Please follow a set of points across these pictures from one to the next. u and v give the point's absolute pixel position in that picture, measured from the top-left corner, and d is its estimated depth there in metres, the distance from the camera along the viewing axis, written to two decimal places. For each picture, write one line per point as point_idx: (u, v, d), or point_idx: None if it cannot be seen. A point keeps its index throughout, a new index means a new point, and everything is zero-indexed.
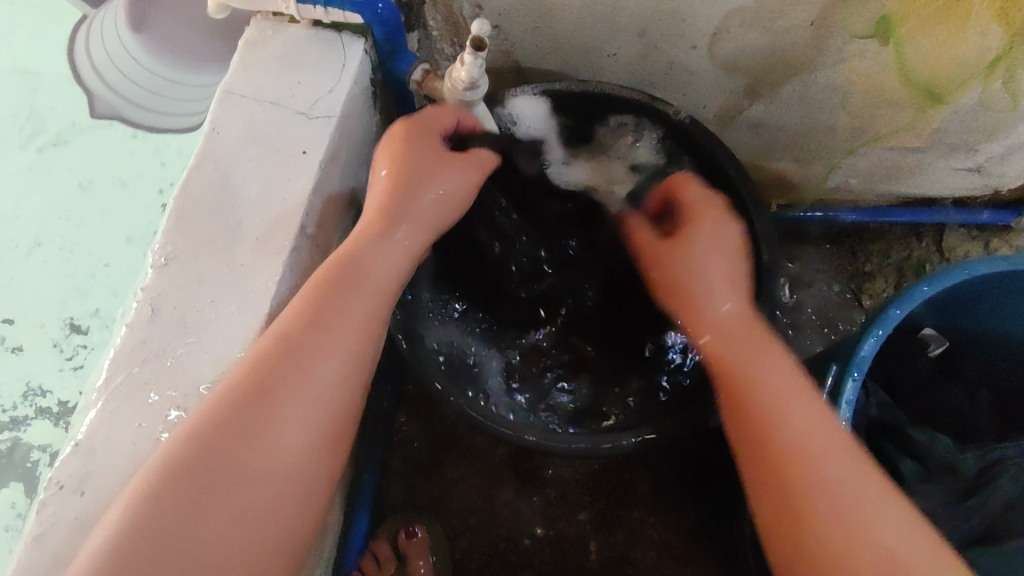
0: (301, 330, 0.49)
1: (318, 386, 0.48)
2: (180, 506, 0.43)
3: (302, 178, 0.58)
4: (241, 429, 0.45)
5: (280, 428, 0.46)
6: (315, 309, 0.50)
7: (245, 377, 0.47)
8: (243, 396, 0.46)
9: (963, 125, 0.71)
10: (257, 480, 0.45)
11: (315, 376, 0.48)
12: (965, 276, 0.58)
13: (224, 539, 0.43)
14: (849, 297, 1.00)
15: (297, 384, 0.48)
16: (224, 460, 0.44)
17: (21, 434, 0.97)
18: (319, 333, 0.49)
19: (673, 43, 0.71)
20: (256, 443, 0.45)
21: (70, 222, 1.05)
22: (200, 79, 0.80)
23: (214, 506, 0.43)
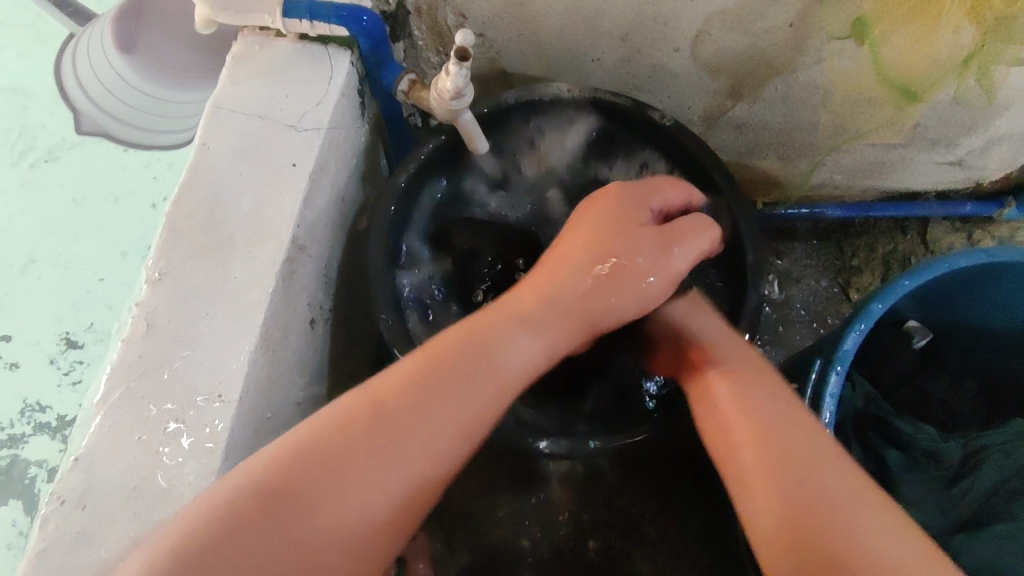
0: (403, 400, 0.50)
1: (393, 462, 0.48)
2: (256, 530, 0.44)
3: (292, 191, 0.59)
4: (331, 479, 0.46)
5: (348, 489, 0.47)
6: (422, 384, 0.51)
7: (344, 432, 0.48)
8: (345, 443, 0.47)
9: (941, 120, 0.75)
10: (319, 529, 0.45)
11: (410, 442, 0.49)
12: (946, 268, 0.60)
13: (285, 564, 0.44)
14: (837, 291, 1.00)
15: (397, 448, 0.48)
16: (307, 494, 0.45)
17: (20, 450, 0.97)
18: (422, 409, 0.50)
19: (656, 46, 0.72)
20: (338, 492, 0.46)
21: (64, 239, 1.05)
22: (186, 95, 0.80)
23: (281, 535, 0.44)
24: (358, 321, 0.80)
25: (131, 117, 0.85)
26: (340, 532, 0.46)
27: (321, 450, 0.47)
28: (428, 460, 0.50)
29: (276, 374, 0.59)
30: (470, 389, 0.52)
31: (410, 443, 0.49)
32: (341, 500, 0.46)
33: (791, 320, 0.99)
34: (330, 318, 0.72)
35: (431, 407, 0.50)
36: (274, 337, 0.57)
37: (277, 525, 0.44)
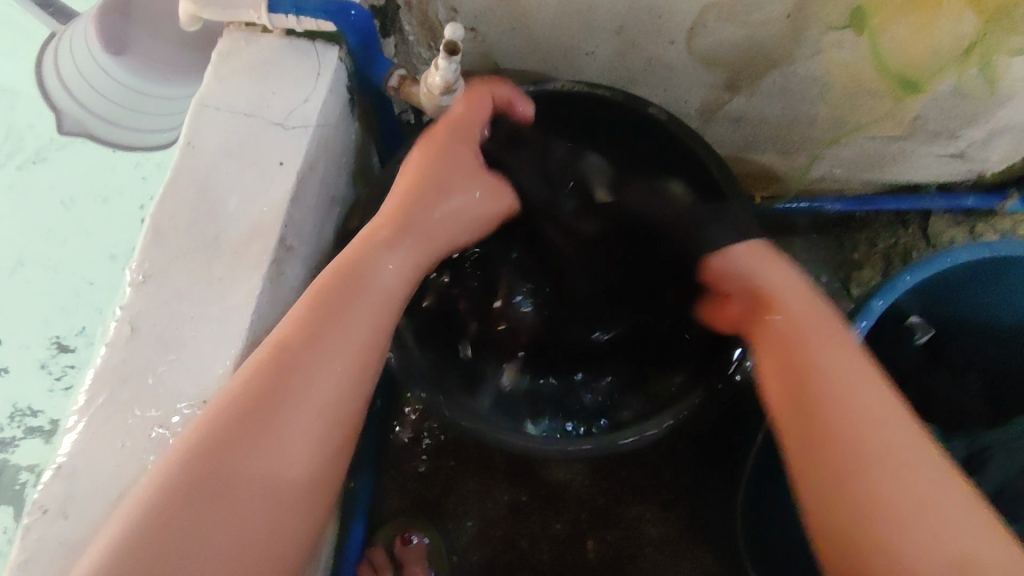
0: (296, 341, 0.48)
1: (295, 408, 0.46)
2: (173, 529, 0.41)
3: (280, 192, 0.58)
4: (235, 452, 0.44)
5: (256, 454, 0.44)
6: (315, 322, 0.49)
7: (241, 394, 0.46)
8: (245, 412, 0.45)
9: (941, 112, 0.73)
10: (244, 510, 0.43)
11: (312, 384, 0.47)
12: (948, 263, 0.58)
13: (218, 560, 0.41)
14: (838, 286, 0.96)
15: (304, 394, 0.46)
16: (227, 472, 0.43)
17: (11, 455, 0.96)
18: (314, 343, 0.48)
19: (651, 39, 0.71)
20: (247, 464, 0.44)
21: (53, 241, 1.04)
22: (168, 90, 0.78)
23: (213, 516, 0.42)
24: None
25: (119, 115, 0.84)
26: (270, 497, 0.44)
27: (216, 423, 0.44)
28: (338, 396, 0.48)
29: None
30: (347, 326, 0.50)
31: (310, 387, 0.47)
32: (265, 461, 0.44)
33: None
34: None
35: (325, 346, 0.48)
36: (262, 339, 0.56)
37: (197, 518, 0.42)
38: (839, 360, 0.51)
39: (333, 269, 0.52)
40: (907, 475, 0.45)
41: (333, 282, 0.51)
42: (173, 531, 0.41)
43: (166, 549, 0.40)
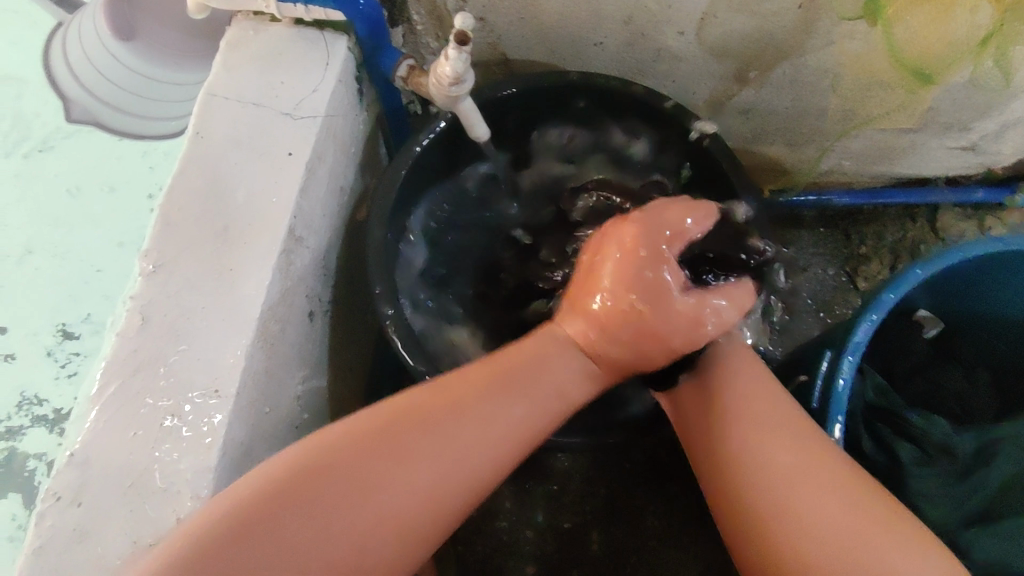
0: (469, 391, 0.50)
1: (440, 464, 0.47)
2: (274, 525, 0.42)
3: (289, 182, 0.58)
4: (382, 478, 0.45)
5: (394, 487, 0.45)
6: (487, 389, 0.50)
7: (401, 420, 0.47)
8: (389, 452, 0.46)
9: (955, 103, 0.72)
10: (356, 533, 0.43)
11: (466, 445, 0.48)
12: (960, 257, 0.58)
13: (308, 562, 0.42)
14: (845, 279, 0.96)
15: (426, 461, 0.46)
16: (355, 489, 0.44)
17: (18, 443, 0.97)
18: (480, 410, 0.49)
19: (661, 30, 0.70)
20: (374, 487, 0.45)
21: (61, 229, 1.04)
22: (177, 75, 0.78)
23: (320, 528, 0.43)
24: (358, 313, 0.79)
25: (134, 104, 0.84)
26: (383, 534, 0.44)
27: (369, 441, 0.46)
28: (487, 460, 0.48)
29: (274, 368, 0.58)
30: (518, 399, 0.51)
31: (441, 466, 0.46)
32: (393, 502, 0.45)
33: (798, 309, 0.95)
34: (330, 311, 0.71)
35: (464, 428, 0.48)
36: (271, 329, 0.56)
37: (313, 519, 0.43)
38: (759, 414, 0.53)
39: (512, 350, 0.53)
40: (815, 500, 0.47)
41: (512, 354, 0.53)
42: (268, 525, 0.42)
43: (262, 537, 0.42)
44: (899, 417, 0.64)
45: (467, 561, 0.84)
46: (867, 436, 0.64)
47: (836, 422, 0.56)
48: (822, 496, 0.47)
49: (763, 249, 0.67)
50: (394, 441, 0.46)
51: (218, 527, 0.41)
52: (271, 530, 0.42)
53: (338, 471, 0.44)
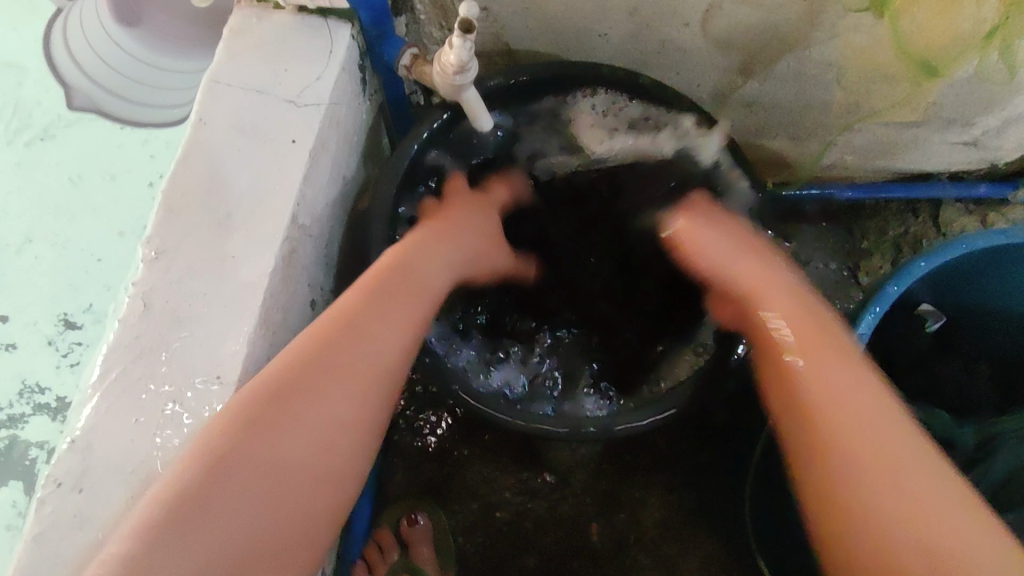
0: (345, 317, 0.53)
1: (333, 387, 0.49)
2: (192, 507, 0.43)
3: (292, 168, 0.58)
4: (280, 417, 0.47)
5: (294, 425, 0.47)
6: (360, 315, 0.53)
7: (292, 360, 0.49)
8: (291, 388, 0.48)
9: (959, 98, 0.72)
10: (273, 482, 0.45)
11: (353, 365, 0.51)
12: (964, 249, 0.58)
13: (234, 531, 0.43)
14: (847, 274, 0.96)
15: (319, 388, 0.49)
16: (276, 431, 0.46)
17: (19, 431, 0.97)
18: (358, 333, 0.52)
19: (666, 21, 0.70)
20: (280, 439, 0.46)
21: (61, 217, 1.04)
22: (182, 63, 0.78)
23: (253, 477, 0.45)
24: None
25: (139, 91, 0.84)
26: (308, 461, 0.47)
27: (264, 391, 0.48)
28: (372, 377, 0.52)
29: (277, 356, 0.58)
30: (392, 315, 0.55)
31: (332, 391, 0.49)
32: (299, 439, 0.47)
33: None
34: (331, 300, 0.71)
35: (348, 350, 0.51)
36: (273, 317, 0.56)
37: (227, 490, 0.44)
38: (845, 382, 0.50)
39: (374, 270, 0.58)
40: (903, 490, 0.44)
41: (383, 271, 0.58)
42: (196, 504, 0.43)
43: (188, 517, 0.42)
44: None
45: (467, 552, 0.84)
46: None
47: None
48: (953, 528, 0.42)
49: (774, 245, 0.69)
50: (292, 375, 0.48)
51: (155, 521, 0.42)
52: (197, 511, 0.43)
53: (241, 432, 0.46)
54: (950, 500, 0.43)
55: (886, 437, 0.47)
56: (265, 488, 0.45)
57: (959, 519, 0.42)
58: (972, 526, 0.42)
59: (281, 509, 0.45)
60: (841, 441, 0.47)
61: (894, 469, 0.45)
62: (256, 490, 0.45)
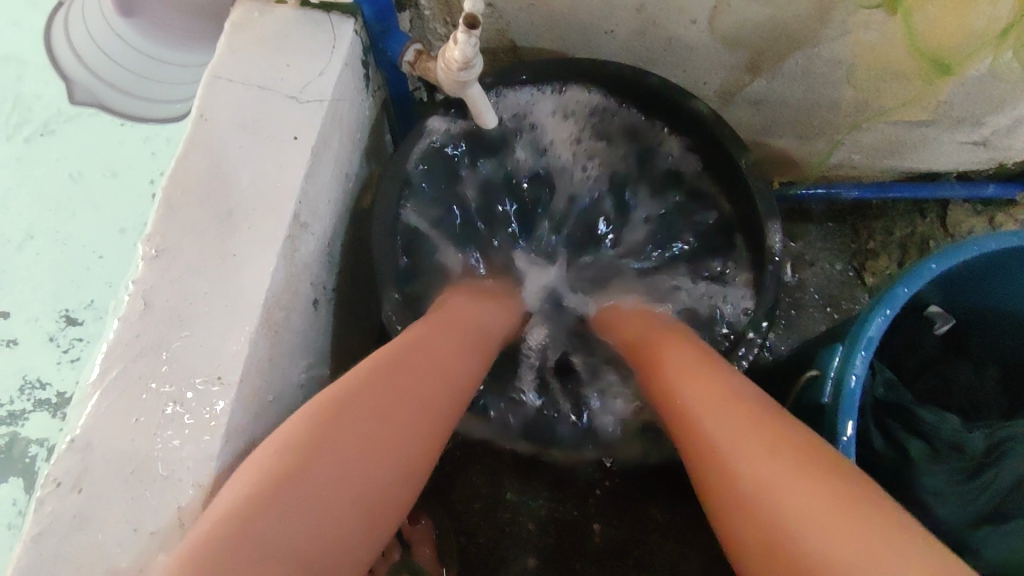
0: (422, 342, 0.56)
1: (416, 399, 0.52)
2: (279, 491, 0.43)
3: (294, 165, 0.57)
4: (371, 417, 0.48)
5: (383, 427, 0.48)
6: (435, 341, 0.57)
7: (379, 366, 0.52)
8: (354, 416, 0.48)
9: (969, 97, 0.71)
10: (357, 479, 0.46)
11: (433, 384, 0.54)
12: (975, 252, 0.57)
13: (316, 521, 0.43)
14: (852, 274, 0.94)
15: (403, 396, 0.51)
16: (341, 454, 0.46)
17: (19, 428, 0.97)
18: (434, 356, 0.56)
19: (673, 18, 0.69)
20: (368, 436, 0.47)
21: (62, 213, 1.03)
22: (184, 57, 0.77)
23: (341, 469, 0.45)
24: (361, 302, 0.79)
25: (142, 85, 0.83)
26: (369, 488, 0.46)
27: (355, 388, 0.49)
28: (446, 399, 0.55)
29: (278, 355, 0.58)
30: (459, 347, 0.59)
31: (415, 402, 0.51)
32: (384, 442, 0.48)
33: (805, 304, 0.94)
34: (334, 298, 0.70)
35: (428, 369, 0.54)
36: (275, 316, 0.56)
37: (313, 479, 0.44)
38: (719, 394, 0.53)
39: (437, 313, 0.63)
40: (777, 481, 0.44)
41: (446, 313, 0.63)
42: (282, 489, 0.43)
43: (271, 501, 0.42)
44: (909, 413, 0.64)
45: (469, 552, 0.83)
46: (875, 429, 0.64)
47: (848, 421, 0.55)
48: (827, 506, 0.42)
49: (774, 257, 0.66)
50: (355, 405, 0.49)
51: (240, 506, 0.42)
52: (281, 497, 0.43)
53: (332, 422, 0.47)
54: (796, 476, 0.44)
55: (729, 435, 0.49)
56: (338, 490, 0.45)
57: (793, 497, 0.43)
58: (827, 499, 0.42)
59: (357, 509, 0.45)
60: (703, 447, 0.50)
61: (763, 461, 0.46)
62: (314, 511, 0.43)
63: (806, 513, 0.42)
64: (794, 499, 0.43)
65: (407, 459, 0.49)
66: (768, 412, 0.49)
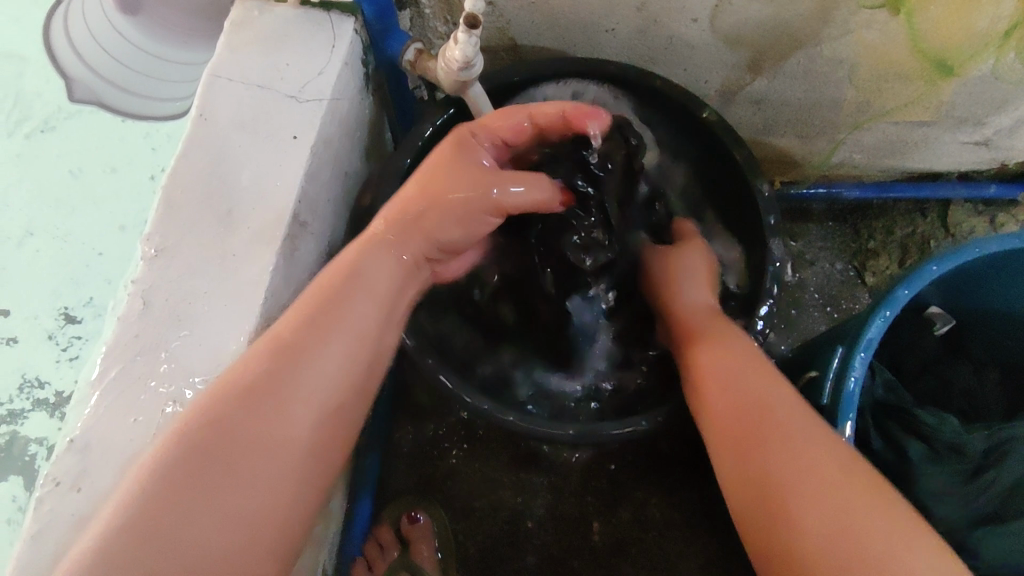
0: (338, 281, 0.51)
1: (328, 357, 0.48)
2: (187, 480, 0.41)
3: (293, 165, 0.57)
4: (274, 389, 0.45)
5: (285, 394, 0.45)
6: (354, 278, 0.51)
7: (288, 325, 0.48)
8: (258, 386, 0.45)
9: (971, 98, 0.71)
10: (267, 457, 0.44)
11: (349, 335, 0.49)
12: (976, 254, 0.57)
13: (229, 508, 0.42)
14: (852, 274, 0.94)
15: (311, 355, 0.47)
16: (251, 421, 0.44)
17: (19, 427, 0.97)
18: (353, 298, 0.51)
19: (675, 16, 0.68)
20: (275, 411, 0.45)
21: (62, 210, 1.03)
22: (184, 55, 0.77)
23: (248, 451, 0.43)
24: None
25: (143, 83, 0.83)
26: (292, 448, 0.45)
27: (262, 358, 0.46)
28: (367, 346, 0.51)
29: None
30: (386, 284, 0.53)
31: (323, 361, 0.48)
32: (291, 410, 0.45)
33: (805, 303, 0.93)
34: None
35: (344, 315, 0.50)
36: (275, 315, 0.56)
37: (219, 463, 0.42)
38: (741, 380, 0.53)
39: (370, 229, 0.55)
40: (800, 486, 0.45)
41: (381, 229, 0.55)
42: (191, 478, 0.41)
43: (181, 494, 0.41)
44: (909, 415, 0.62)
45: (466, 550, 0.83)
46: (875, 432, 0.64)
47: (846, 421, 0.55)
48: (856, 518, 0.42)
49: (774, 261, 0.66)
50: (257, 369, 0.46)
51: (149, 498, 0.41)
52: (191, 488, 0.41)
53: (231, 402, 0.44)
54: (815, 481, 0.45)
55: (761, 424, 0.50)
56: (249, 473, 0.43)
57: (822, 502, 0.44)
58: (853, 510, 0.43)
59: (276, 486, 0.44)
60: (736, 441, 0.51)
61: (788, 460, 0.47)
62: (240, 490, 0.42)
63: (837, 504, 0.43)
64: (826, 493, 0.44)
65: (323, 423, 0.47)
66: (785, 408, 0.50)
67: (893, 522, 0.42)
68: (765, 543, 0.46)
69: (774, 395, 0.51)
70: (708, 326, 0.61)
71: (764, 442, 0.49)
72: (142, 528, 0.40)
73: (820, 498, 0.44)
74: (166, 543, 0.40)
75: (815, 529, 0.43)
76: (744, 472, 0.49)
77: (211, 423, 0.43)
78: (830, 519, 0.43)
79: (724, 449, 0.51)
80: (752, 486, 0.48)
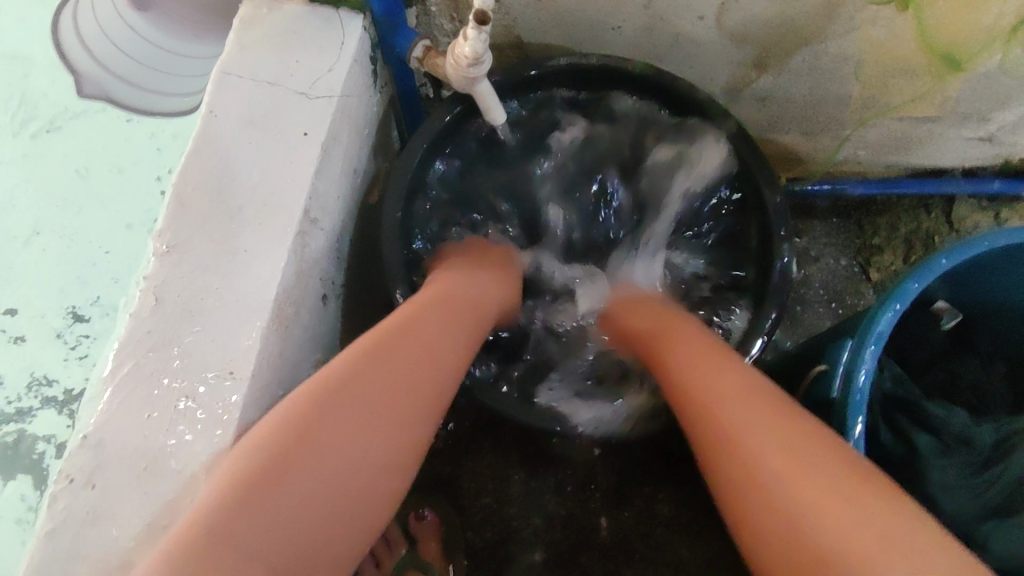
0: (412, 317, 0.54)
1: (410, 376, 0.49)
2: (264, 480, 0.40)
3: (304, 161, 0.57)
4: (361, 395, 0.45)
5: (371, 401, 0.45)
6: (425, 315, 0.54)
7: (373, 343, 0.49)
8: (345, 389, 0.45)
9: (976, 93, 0.71)
10: (350, 463, 0.43)
11: (424, 361, 0.51)
12: (986, 246, 0.57)
13: (303, 511, 0.40)
14: (857, 270, 0.94)
15: (393, 367, 0.48)
16: (339, 423, 0.43)
17: (27, 425, 0.97)
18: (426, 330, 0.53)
19: (680, 14, 0.69)
20: (361, 416, 0.45)
21: (67, 210, 1.03)
22: (194, 50, 0.77)
23: (331, 453, 0.42)
24: (366, 299, 0.79)
25: (152, 78, 0.83)
26: (370, 465, 0.44)
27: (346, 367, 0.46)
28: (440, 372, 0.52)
29: (289, 350, 0.58)
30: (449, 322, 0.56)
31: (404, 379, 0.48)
32: (375, 418, 0.45)
33: (809, 300, 0.94)
34: (341, 295, 0.70)
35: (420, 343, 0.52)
36: (286, 312, 0.56)
37: (303, 462, 0.41)
38: (715, 382, 0.52)
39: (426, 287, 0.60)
40: (783, 475, 0.43)
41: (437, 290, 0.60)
42: (270, 479, 0.40)
43: (257, 494, 0.39)
44: (917, 407, 0.64)
45: (475, 547, 0.84)
46: (884, 425, 0.65)
47: (856, 419, 0.55)
48: (838, 501, 0.40)
49: (782, 259, 0.67)
50: (342, 375, 0.46)
51: (225, 499, 0.39)
52: (265, 486, 0.40)
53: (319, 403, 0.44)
54: (795, 467, 0.43)
55: (735, 418, 0.48)
56: (329, 478, 0.42)
57: (806, 489, 0.41)
58: (839, 493, 0.40)
59: (351, 495, 0.43)
60: (715, 441, 0.49)
61: (767, 451, 0.45)
62: (315, 492, 0.41)
63: (825, 490, 0.41)
64: (808, 482, 0.42)
65: (401, 437, 0.47)
66: (762, 400, 0.49)
67: (881, 504, 0.39)
68: (761, 541, 0.43)
69: (752, 389, 0.50)
70: (681, 338, 0.61)
71: (740, 434, 0.47)
72: (215, 528, 0.38)
73: (803, 483, 0.42)
74: (236, 543, 0.38)
75: (803, 519, 0.40)
76: (728, 469, 0.46)
77: (292, 425, 0.43)
78: (817, 505, 0.40)
79: (709, 451, 0.49)
80: (736, 483, 0.45)
